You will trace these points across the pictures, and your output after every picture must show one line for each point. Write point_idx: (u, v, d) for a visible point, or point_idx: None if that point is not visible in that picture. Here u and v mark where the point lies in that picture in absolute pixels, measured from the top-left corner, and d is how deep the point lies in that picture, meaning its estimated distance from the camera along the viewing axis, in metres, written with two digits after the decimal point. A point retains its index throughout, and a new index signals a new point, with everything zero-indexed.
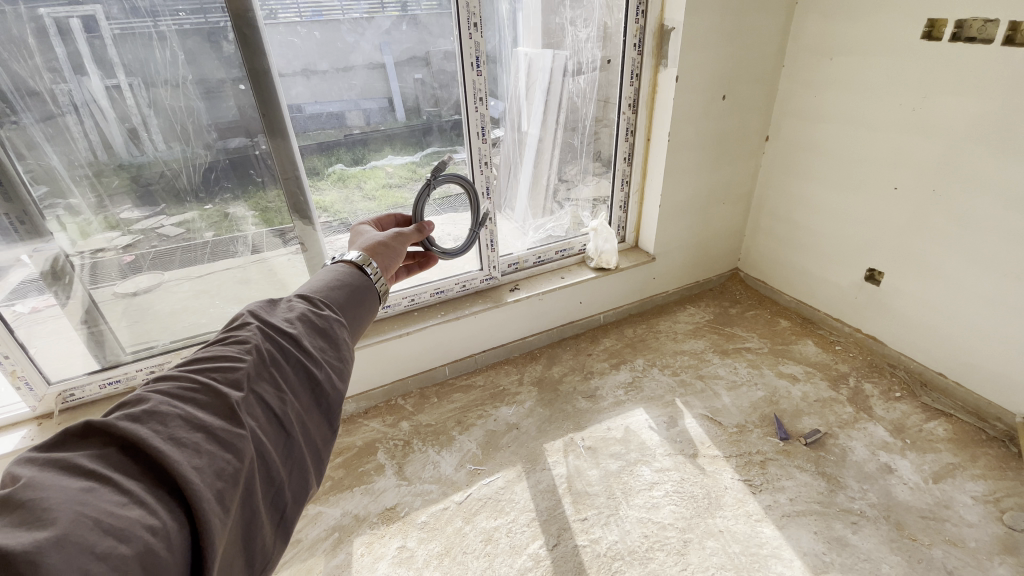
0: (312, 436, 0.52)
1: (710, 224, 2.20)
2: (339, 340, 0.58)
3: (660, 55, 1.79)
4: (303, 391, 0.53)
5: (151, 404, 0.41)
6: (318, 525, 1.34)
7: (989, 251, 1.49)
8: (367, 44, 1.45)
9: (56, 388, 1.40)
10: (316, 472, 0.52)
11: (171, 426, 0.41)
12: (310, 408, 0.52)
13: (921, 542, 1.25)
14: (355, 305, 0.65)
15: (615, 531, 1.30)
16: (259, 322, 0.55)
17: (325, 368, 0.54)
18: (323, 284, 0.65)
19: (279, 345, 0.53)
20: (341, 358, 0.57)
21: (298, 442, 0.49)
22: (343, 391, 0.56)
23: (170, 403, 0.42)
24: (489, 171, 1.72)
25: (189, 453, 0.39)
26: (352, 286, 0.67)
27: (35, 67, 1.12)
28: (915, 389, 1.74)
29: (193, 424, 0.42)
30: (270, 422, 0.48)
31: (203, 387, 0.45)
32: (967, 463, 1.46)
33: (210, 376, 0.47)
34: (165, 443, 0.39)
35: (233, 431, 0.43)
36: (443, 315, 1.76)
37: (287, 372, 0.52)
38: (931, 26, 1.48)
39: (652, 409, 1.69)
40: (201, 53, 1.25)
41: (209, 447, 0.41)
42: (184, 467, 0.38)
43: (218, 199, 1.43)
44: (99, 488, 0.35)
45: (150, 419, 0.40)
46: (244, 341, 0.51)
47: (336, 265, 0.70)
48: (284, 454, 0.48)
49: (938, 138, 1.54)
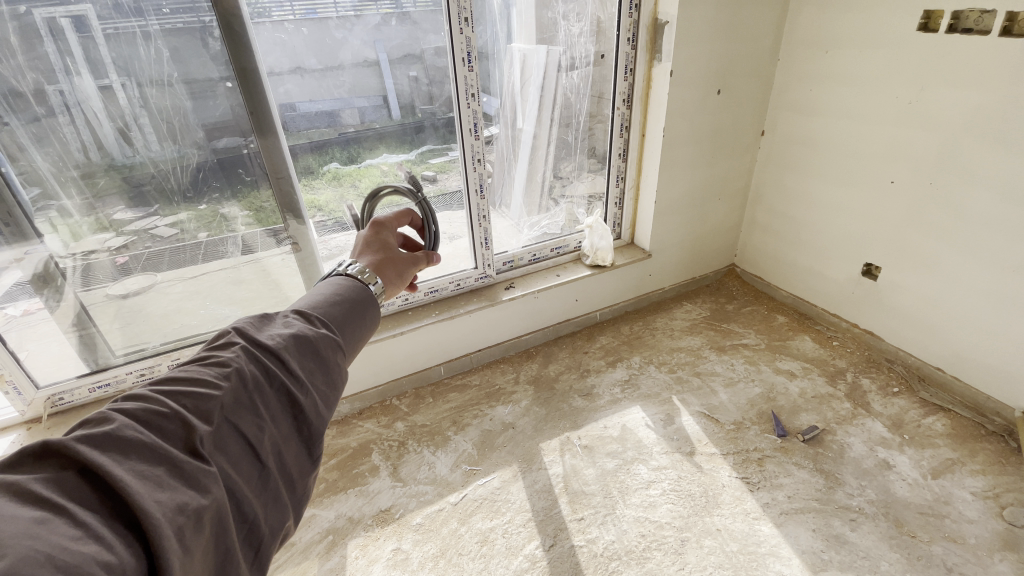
0: (290, 467, 0.49)
1: (706, 219, 2.18)
2: (329, 363, 0.55)
3: (654, 49, 1.77)
4: (284, 418, 0.50)
5: (115, 427, 0.39)
6: (311, 528, 1.33)
7: (988, 245, 1.48)
8: (356, 40, 1.43)
9: (45, 392, 1.39)
10: (295, 503, 0.49)
11: (132, 457, 0.39)
12: (289, 437, 0.50)
13: (921, 539, 1.24)
14: (354, 323, 0.61)
15: (613, 530, 1.29)
16: (244, 342, 0.52)
17: (310, 395, 0.52)
18: (320, 298, 0.61)
19: (263, 369, 0.50)
20: (329, 383, 0.54)
21: (273, 474, 0.47)
22: (326, 418, 0.53)
23: (136, 429, 0.40)
24: (482, 169, 1.70)
25: (150, 486, 0.37)
26: (353, 301, 0.62)
27: (19, 66, 1.10)
28: (914, 383, 1.73)
29: (157, 455, 0.39)
30: (246, 452, 0.45)
31: (174, 413, 0.43)
32: (966, 458, 1.45)
33: (185, 400, 0.44)
34: (127, 472, 0.37)
35: (201, 468, 0.41)
36: (437, 314, 1.74)
37: (268, 398, 0.49)
38: (926, 18, 1.47)
39: (649, 407, 1.68)
40: (190, 52, 1.23)
41: (173, 483, 0.39)
42: (146, 500, 0.36)
43: (208, 198, 1.40)
44: (52, 520, 0.33)
45: (111, 447, 0.38)
46: (225, 363, 0.48)
47: (337, 277, 0.66)
48: (258, 486, 0.46)
49: (935, 131, 1.52)
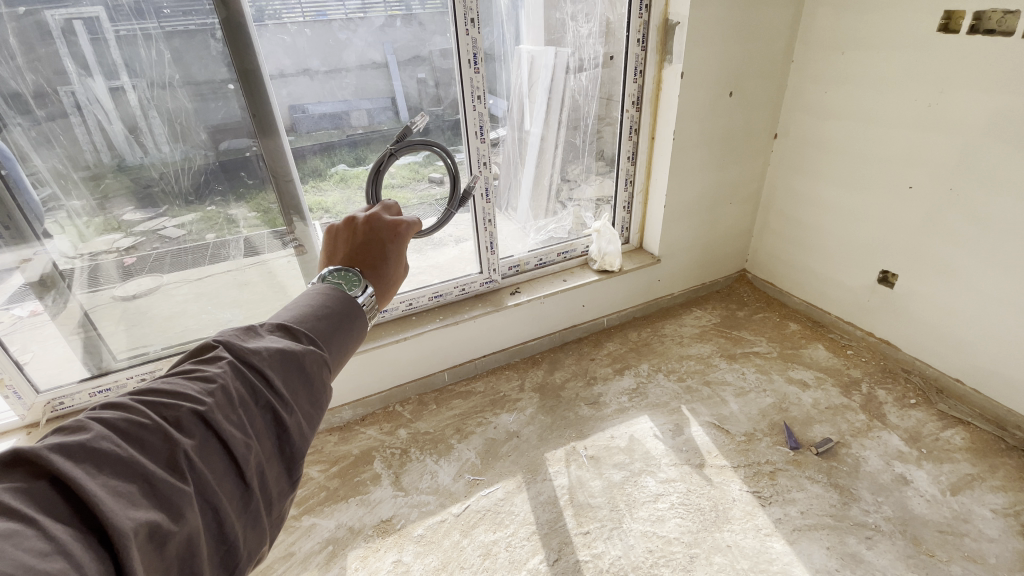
0: (271, 489, 0.45)
1: (717, 224, 2.14)
2: (317, 381, 0.50)
3: (665, 50, 1.73)
4: (268, 437, 0.46)
5: (89, 438, 0.36)
6: (311, 537, 1.31)
7: (1009, 252, 1.43)
8: (360, 42, 1.41)
9: (45, 397, 1.38)
10: (273, 527, 0.45)
11: (107, 471, 0.35)
12: (273, 457, 0.45)
13: (939, 558, 1.19)
14: (343, 338, 0.56)
15: (619, 545, 1.25)
16: (231, 355, 0.47)
17: (296, 414, 0.47)
18: (309, 309, 0.56)
19: (250, 384, 0.46)
20: (314, 401, 0.50)
21: (256, 496, 0.43)
22: (311, 438, 0.49)
23: (113, 442, 0.37)
24: (487, 172, 1.68)
25: (124, 503, 0.34)
26: (341, 315, 0.56)
27: (16, 68, 1.08)
28: (931, 396, 1.68)
29: (132, 471, 0.36)
30: (229, 471, 0.41)
31: (154, 425, 0.39)
32: (985, 473, 1.40)
33: (166, 413, 0.40)
34: (100, 488, 0.34)
35: (177, 487, 0.37)
36: (442, 319, 1.72)
37: (253, 415, 0.45)
38: (947, 19, 1.42)
39: (657, 417, 1.65)
40: (190, 53, 1.21)
41: (145, 502, 0.35)
42: (120, 518, 0.33)
43: (214, 202, 1.39)
44: (19, 534, 0.30)
45: (86, 459, 0.35)
46: (210, 378, 0.44)
47: (326, 286, 0.60)
48: (240, 507, 0.42)
49: (959, 134, 1.47)
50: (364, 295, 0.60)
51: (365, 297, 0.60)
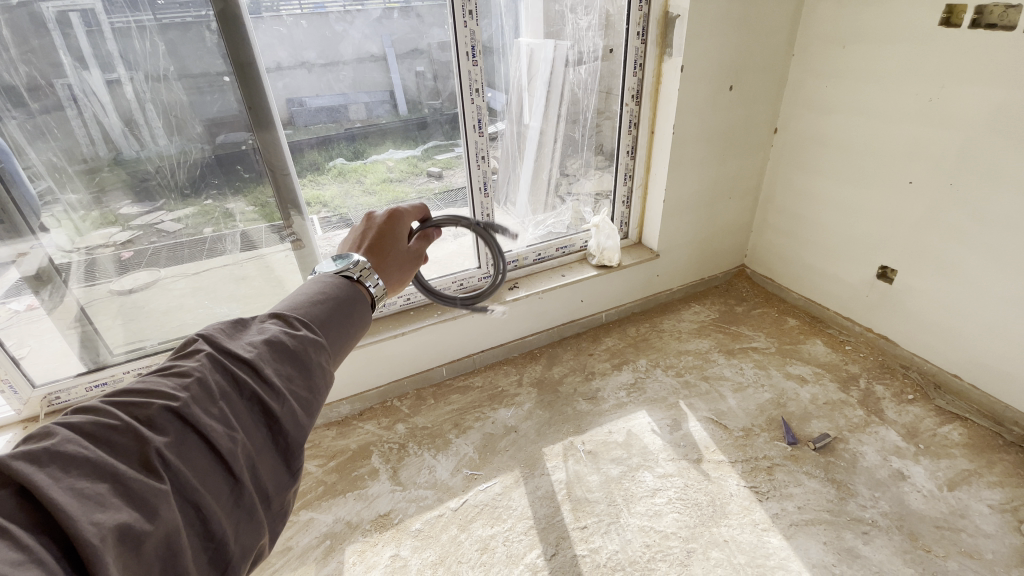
0: (264, 481, 0.44)
1: (716, 219, 2.13)
2: (310, 368, 0.49)
3: (665, 43, 1.72)
4: (258, 429, 0.45)
5: (56, 441, 0.36)
6: (309, 532, 1.31)
7: (1008, 247, 1.43)
8: (357, 34, 1.39)
9: (42, 391, 1.36)
10: (273, 520, 0.44)
11: (74, 473, 0.35)
12: (265, 448, 0.45)
13: (935, 554, 1.20)
14: (341, 323, 0.55)
15: (616, 540, 1.26)
16: (211, 350, 0.47)
17: (288, 404, 0.46)
18: (304, 297, 0.55)
19: (232, 377, 0.45)
20: (310, 388, 0.49)
21: (247, 488, 0.42)
22: (309, 427, 0.48)
23: (80, 443, 0.36)
24: (486, 166, 1.66)
25: (91, 506, 0.34)
26: (337, 301, 0.56)
27: (11, 60, 1.07)
28: (929, 391, 1.68)
29: (102, 472, 0.36)
30: (213, 465, 0.41)
31: (124, 425, 0.38)
32: (982, 469, 1.40)
33: (138, 412, 0.40)
34: (64, 491, 0.34)
35: (151, 486, 0.36)
36: (440, 314, 1.72)
37: (237, 407, 0.44)
38: (948, 13, 1.41)
39: (655, 412, 1.65)
40: (184, 44, 1.19)
41: (116, 503, 0.35)
42: (83, 523, 0.33)
43: (211, 196, 1.38)
44: None
45: (51, 462, 0.35)
46: (186, 373, 0.43)
47: (321, 275, 0.59)
48: (230, 502, 0.41)
49: (957, 129, 1.46)
50: (357, 268, 0.61)
51: (358, 270, 0.61)
